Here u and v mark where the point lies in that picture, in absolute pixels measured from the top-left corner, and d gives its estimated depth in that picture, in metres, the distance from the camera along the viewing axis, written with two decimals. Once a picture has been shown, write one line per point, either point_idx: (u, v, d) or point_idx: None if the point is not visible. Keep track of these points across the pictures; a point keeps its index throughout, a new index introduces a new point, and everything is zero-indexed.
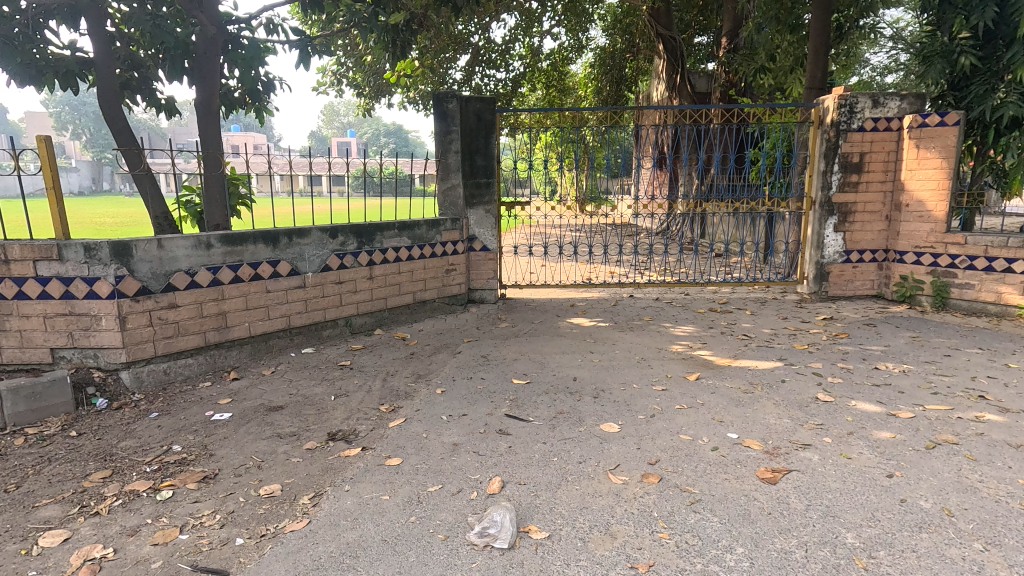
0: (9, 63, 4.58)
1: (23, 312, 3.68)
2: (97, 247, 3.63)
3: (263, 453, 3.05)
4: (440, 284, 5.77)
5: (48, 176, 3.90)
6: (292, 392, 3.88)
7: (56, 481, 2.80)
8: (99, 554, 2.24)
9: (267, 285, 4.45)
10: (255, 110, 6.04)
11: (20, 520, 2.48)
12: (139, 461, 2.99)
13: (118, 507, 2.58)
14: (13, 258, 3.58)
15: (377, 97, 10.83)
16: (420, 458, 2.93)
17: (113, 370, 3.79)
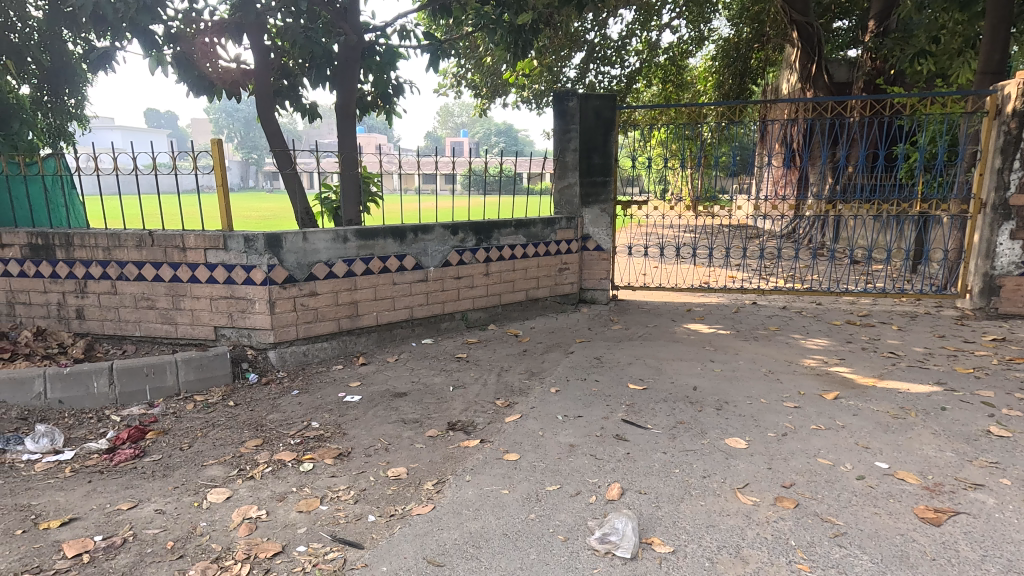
0: (189, 76, 5.27)
1: (194, 294, 4.20)
2: (254, 238, 4.06)
3: (390, 436, 3.24)
4: (553, 283, 5.79)
5: (219, 177, 4.44)
6: (414, 380, 4.09)
7: (218, 445, 3.17)
8: (255, 515, 2.49)
9: (393, 277, 4.72)
10: (385, 113, 6.43)
11: (192, 476, 2.84)
12: (284, 433, 3.30)
13: (269, 473, 2.87)
14: (189, 247, 4.11)
15: (492, 98, 11.05)
16: (537, 456, 2.95)
17: (263, 349, 4.22)
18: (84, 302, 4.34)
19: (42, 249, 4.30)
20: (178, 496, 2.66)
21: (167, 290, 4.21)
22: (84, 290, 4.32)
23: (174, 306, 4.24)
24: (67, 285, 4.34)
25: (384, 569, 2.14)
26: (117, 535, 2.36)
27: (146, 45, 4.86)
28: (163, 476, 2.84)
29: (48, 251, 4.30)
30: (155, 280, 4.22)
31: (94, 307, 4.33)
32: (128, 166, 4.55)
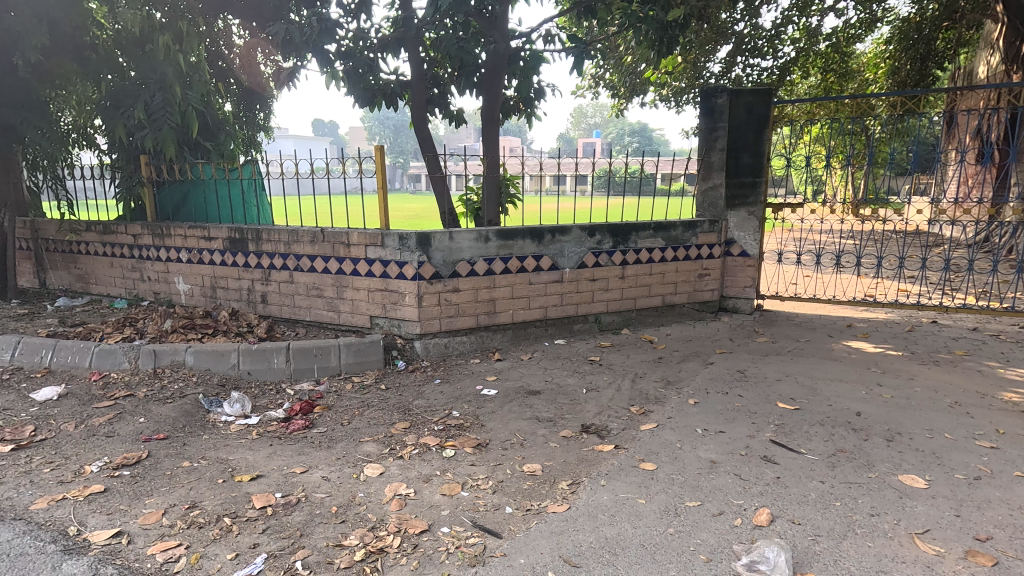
0: (356, 89, 5.85)
1: (355, 286, 4.66)
2: (408, 237, 4.40)
3: (525, 432, 3.33)
4: (692, 288, 5.53)
5: (380, 177, 4.87)
6: (548, 380, 4.14)
7: (372, 424, 3.49)
8: (404, 492, 2.70)
9: (530, 277, 4.84)
10: (526, 117, 6.59)
11: (352, 450, 3.16)
12: (428, 419, 3.54)
13: (415, 455, 3.09)
14: (353, 243, 4.57)
15: (630, 97, 10.78)
16: (675, 468, 2.83)
17: (410, 339, 4.56)
18: (268, 289, 5.02)
19: (239, 242, 5.05)
20: (340, 467, 2.97)
21: (333, 281, 4.72)
22: (269, 279, 5.00)
23: (338, 296, 4.74)
24: (255, 274, 5.05)
25: (522, 562, 2.20)
26: (293, 494, 2.69)
27: (323, 63, 5.48)
28: (329, 447, 3.20)
29: (243, 244, 5.05)
30: (323, 272, 4.75)
31: (275, 293, 5.00)
32: (306, 170, 5.17)
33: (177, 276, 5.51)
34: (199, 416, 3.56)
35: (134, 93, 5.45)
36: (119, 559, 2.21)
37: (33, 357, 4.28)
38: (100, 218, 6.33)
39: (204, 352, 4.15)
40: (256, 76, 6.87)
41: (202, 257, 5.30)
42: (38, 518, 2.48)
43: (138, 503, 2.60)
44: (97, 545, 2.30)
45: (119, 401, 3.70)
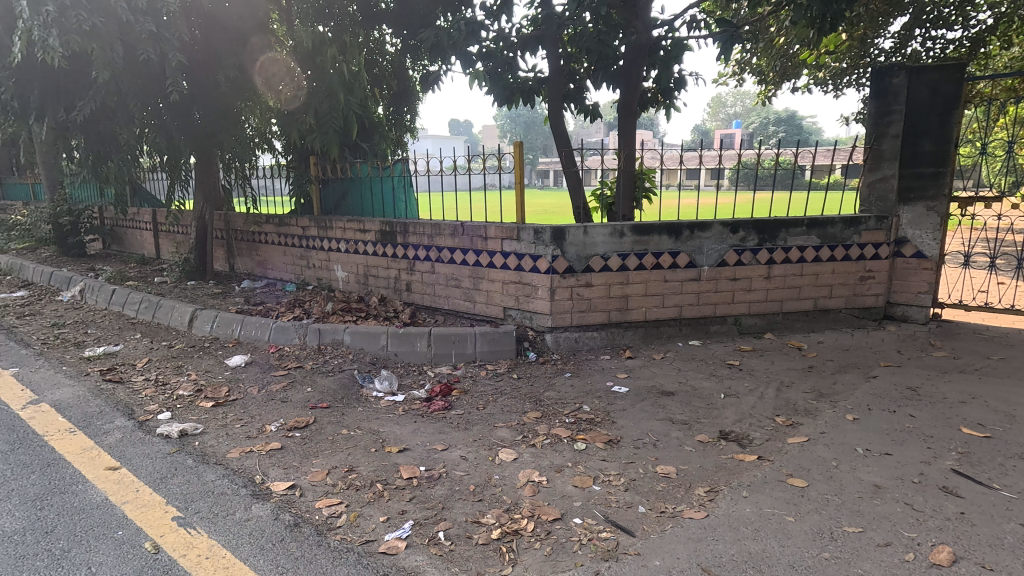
0: (496, 88, 6.06)
1: (490, 277, 4.84)
2: (542, 231, 4.47)
3: (658, 433, 3.23)
4: (850, 292, 4.96)
5: (518, 173, 5.01)
6: (682, 381, 3.98)
7: (506, 411, 3.62)
8: (537, 479, 2.77)
9: (665, 274, 4.68)
10: (664, 108, 6.35)
11: (487, 434, 3.31)
12: (559, 411, 3.59)
13: (547, 444, 3.15)
14: (490, 236, 4.75)
15: (779, 83, 9.91)
16: (830, 488, 2.58)
17: (541, 332, 4.64)
18: (412, 278, 5.41)
19: (389, 234, 5.50)
20: (477, 448, 3.12)
21: (471, 273, 4.96)
22: (413, 269, 5.39)
23: (474, 287, 4.96)
24: (402, 264, 5.48)
25: (657, 564, 2.15)
26: (435, 469, 2.88)
27: (466, 65, 5.76)
28: (466, 429, 3.38)
29: (392, 237, 5.50)
30: (462, 263, 5.01)
31: (418, 282, 5.37)
32: (444, 167, 5.45)
33: (336, 264, 6.16)
34: (354, 390, 3.96)
35: (306, 101, 6.17)
36: (294, 508, 2.53)
37: (226, 330, 5.04)
38: (264, 211, 7.15)
39: (359, 334, 4.60)
40: (405, 80, 7.35)
41: (357, 247, 5.87)
42: (232, 464, 2.92)
43: (307, 462, 2.95)
44: (277, 493, 2.65)
45: (291, 372, 4.24)
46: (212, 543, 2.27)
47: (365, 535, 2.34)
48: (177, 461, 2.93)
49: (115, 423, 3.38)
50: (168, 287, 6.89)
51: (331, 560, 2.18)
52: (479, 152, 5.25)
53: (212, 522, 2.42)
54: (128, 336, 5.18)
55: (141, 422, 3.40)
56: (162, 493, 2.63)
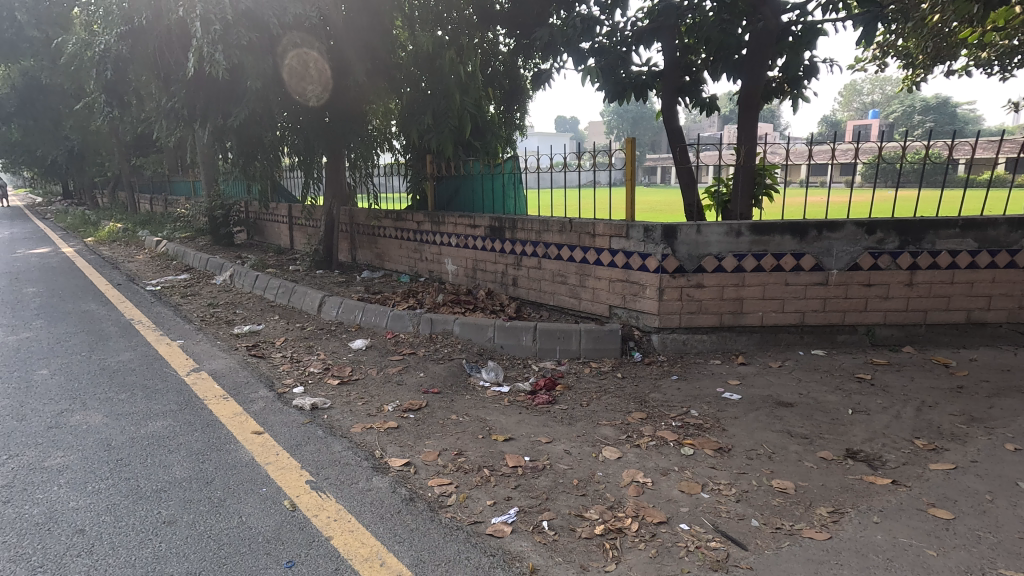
0: (608, 83, 5.98)
1: (597, 275, 4.82)
2: (653, 229, 4.36)
3: (774, 445, 3.05)
4: (1014, 305, 4.32)
5: (629, 170, 4.92)
6: (803, 393, 3.70)
7: (609, 409, 3.60)
8: (642, 480, 2.74)
9: (786, 277, 4.38)
10: (791, 99, 5.90)
11: (591, 430, 3.31)
12: (666, 413, 3.50)
13: (653, 446, 3.09)
14: (598, 233, 4.73)
15: (930, 67, 8.82)
16: (983, 525, 2.28)
17: (648, 332, 4.53)
18: (518, 274, 5.53)
19: (498, 230, 5.67)
20: (580, 444, 3.14)
21: (577, 270, 4.97)
22: (520, 265, 5.51)
23: (580, 283, 4.97)
24: (509, 260, 5.62)
25: None
26: (540, 461, 2.94)
27: (579, 60, 5.74)
28: (570, 424, 3.41)
29: (501, 232, 5.66)
30: (569, 260, 5.03)
31: (524, 278, 5.48)
32: (553, 164, 5.48)
33: (447, 258, 6.45)
34: (463, 378, 4.15)
35: (426, 103, 6.51)
36: (408, 484, 2.71)
37: (349, 315, 5.49)
38: (383, 206, 7.64)
39: (468, 325, 4.79)
40: (517, 79, 7.48)
41: (468, 242, 6.11)
42: (355, 438, 3.19)
43: (420, 443, 3.14)
44: (394, 468, 2.86)
45: (405, 357, 4.52)
46: (339, 508, 2.51)
47: (473, 516, 2.46)
48: (309, 431, 3.26)
49: (259, 392, 3.83)
50: (300, 275, 7.61)
51: (442, 536, 2.32)
52: (589, 149, 5.22)
53: (339, 489, 2.66)
54: (268, 317, 5.81)
55: (279, 393, 3.81)
56: (297, 459, 2.94)
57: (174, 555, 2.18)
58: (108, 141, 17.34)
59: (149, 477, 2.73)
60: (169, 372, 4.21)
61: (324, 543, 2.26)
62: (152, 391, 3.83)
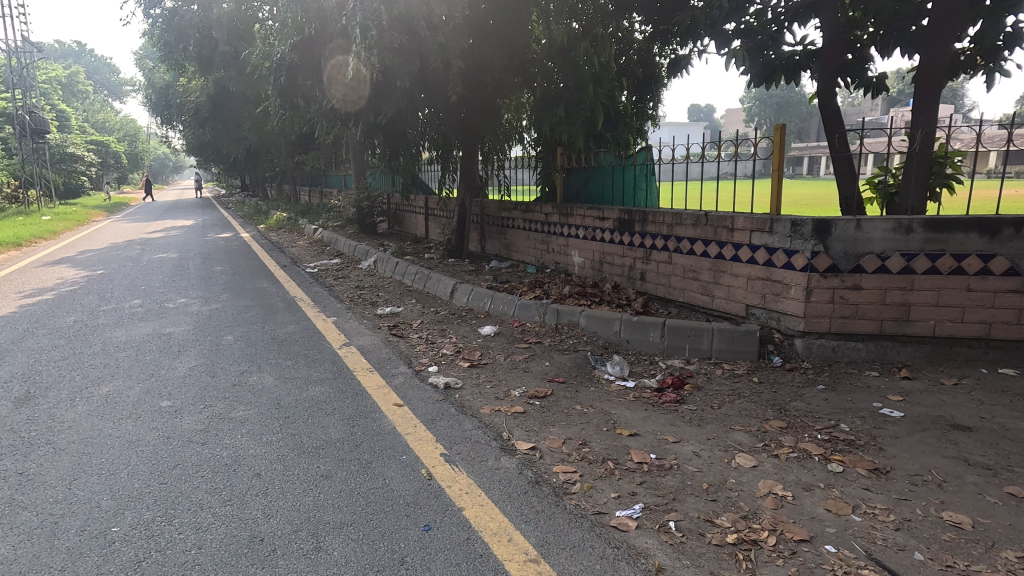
0: (755, 66, 5.55)
1: (734, 272, 4.52)
2: (803, 224, 4.00)
3: (944, 472, 2.67)
4: None
5: (776, 160, 4.53)
6: (985, 417, 3.19)
7: (744, 414, 3.39)
8: (780, 493, 2.55)
9: (969, 282, 3.79)
10: (986, 74, 5.03)
11: (723, 435, 3.14)
12: (809, 425, 3.21)
13: (794, 458, 2.86)
14: (737, 227, 4.44)
15: None
16: None
17: (790, 336, 4.17)
18: (647, 268, 5.39)
19: (629, 223, 5.55)
20: (711, 447, 3.00)
21: (711, 266, 4.71)
22: (649, 259, 5.35)
23: (714, 280, 4.70)
24: (638, 253, 5.49)
25: None
26: (667, 460, 2.86)
27: (721, 44, 5.41)
28: (699, 425, 3.26)
29: (630, 225, 5.55)
30: (703, 255, 4.78)
31: (653, 272, 5.32)
32: (681, 155, 5.26)
33: (574, 250, 6.47)
34: (587, 369, 4.15)
35: (560, 96, 6.54)
36: (535, 467, 2.79)
37: (479, 302, 5.74)
38: (512, 198, 7.83)
39: (594, 317, 4.78)
40: (652, 68, 7.22)
41: (595, 234, 6.08)
42: (484, 419, 3.34)
43: (545, 429, 3.21)
44: (521, 451, 2.96)
45: (532, 346, 4.63)
46: (470, 482, 2.65)
47: (597, 507, 2.46)
48: (443, 407, 3.48)
49: (399, 368, 4.17)
50: (434, 262, 8.09)
51: (568, 521, 2.36)
52: (719, 139, 4.92)
53: (471, 464, 2.82)
54: (406, 300, 6.28)
55: (417, 371, 4.12)
56: (432, 432, 3.15)
57: (330, 505, 2.46)
58: (278, 140, 19.74)
59: (310, 435, 3.11)
60: (325, 344, 4.74)
61: (456, 513, 2.41)
62: (312, 360, 4.34)
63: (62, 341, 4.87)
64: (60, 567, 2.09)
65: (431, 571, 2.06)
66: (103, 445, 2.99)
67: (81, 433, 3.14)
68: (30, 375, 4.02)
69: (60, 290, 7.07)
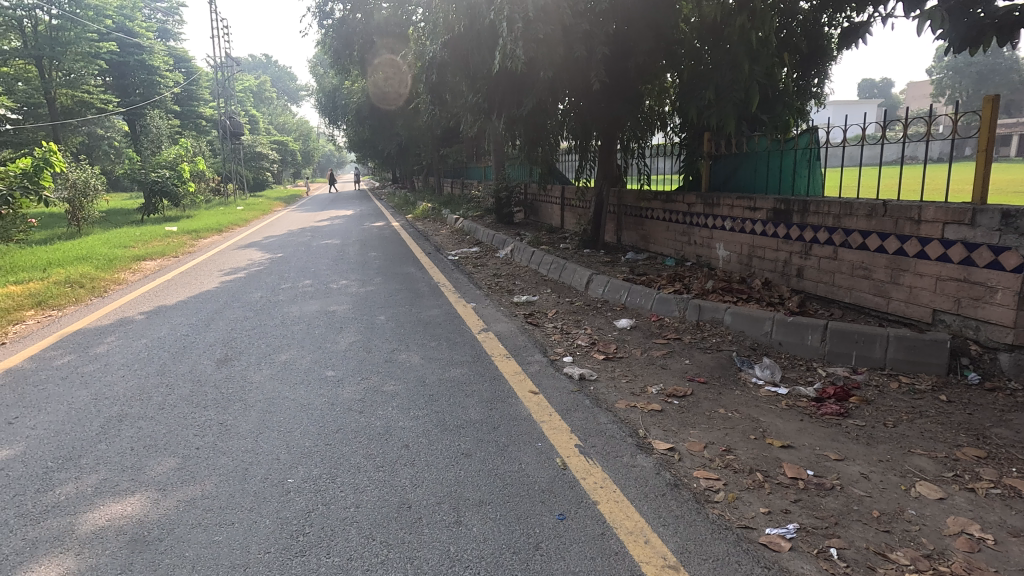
0: (957, 29, 4.68)
1: (918, 271, 3.89)
2: (1018, 215, 3.32)
3: None
4: None
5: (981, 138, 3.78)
6: None
7: (927, 437, 2.91)
8: (977, 535, 2.15)
9: None
10: None
11: (899, 458, 2.73)
12: (1017, 457, 2.68)
13: (996, 496, 2.40)
14: (925, 219, 3.81)
15: None
16: None
17: (992, 349, 3.51)
18: (806, 264, 4.86)
19: (786, 213, 5.05)
20: (883, 470, 2.62)
21: (887, 263, 4.11)
22: (809, 253, 4.82)
23: (890, 280, 4.10)
24: (794, 247, 4.98)
25: None
26: (827, 479, 2.56)
27: (912, 6, 4.64)
28: (869, 444, 2.87)
29: (788, 216, 5.04)
30: (877, 251, 4.19)
31: (813, 268, 4.79)
32: (848, 137, 4.66)
33: (719, 242, 6.05)
34: (732, 371, 3.86)
35: (709, 77, 6.11)
36: (673, 469, 2.66)
37: (615, 294, 5.63)
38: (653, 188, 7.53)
39: (741, 315, 4.43)
40: (819, 40, 6.45)
41: (745, 225, 5.62)
42: (620, 414, 3.27)
43: (685, 431, 3.05)
44: (658, 451, 2.84)
45: (670, 342, 4.43)
46: (605, 476, 2.61)
47: (744, 520, 2.28)
48: (577, 398, 3.47)
49: (535, 356, 4.24)
50: (569, 253, 8.07)
51: (710, 531, 2.22)
52: (898, 117, 4.28)
53: (606, 458, 2.77)
54: (541, 289, 6.36)
55: (552, 360, 4.16)
56: (567, 422, 3.16)
57: (470, 483, 2.58)
58: (425, 135, 21.05)
59: (452, 414, 3.28)
60: (465, 329, 4.97)
61: (591, 506, 2.38)
62: (453, 343, 4.59)
63: (251, 313, 5.68)
64: (250, 507, 2.44)
65: (565, 561, 2.06)
66: (282, 406, 3.44)
67: (265, 393, 3.64)
68: (228, 341, 4.75)
69: (250, 270, 8.27)
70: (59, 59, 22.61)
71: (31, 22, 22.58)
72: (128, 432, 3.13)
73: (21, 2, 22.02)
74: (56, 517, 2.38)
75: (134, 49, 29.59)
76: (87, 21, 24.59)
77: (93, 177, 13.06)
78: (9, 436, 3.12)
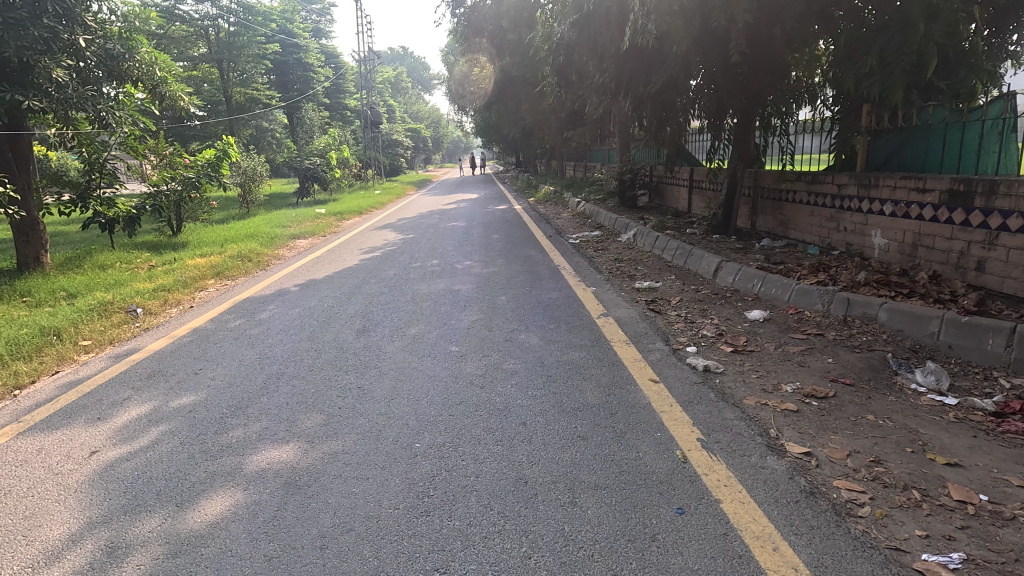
0: None
1: None
2: None
3: None
4: None
5: None
6: None
7: None
8: None
9: None
10: None
11: None
12: None
13: None
14: None
15: None
16: None
17: None
18: (988, 256, 4.15)
19: (966, 196, 4.32)
20: None
21: None
22: (994, 244, 4.10)
23: None
24: (975, 235, 4.26)
25: None
26: (1006, 508, 2.19)
27: None
28: None
29: (968, 199, 4.32)
30: None
31: (998, 261, 4.07)
32: None
33: (876, 229, 5.38)
34: (886, 375, 3.42)
35: (874, 40, 5.37)
36: (809, 476, 2.44)
37: (748, 284, 5.24)
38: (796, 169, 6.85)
39: (900, 313, 3.90)
40: None
41: (910, 210, 4.92)
42: (748, 410, 3.06)
43: (825, 436, 2.77)
44: (792, 454, 2.62)
45: (811, 337, 4.05)
46: (730, 475, 2.47)
47: (894, 541, 2.03)
48: (701, 391, 3.30)
49: (657, 344, 4.11)
50: (697, 238, 7.64)
51: (851, 547, 2.01)
52: None
53: (731, 456, 2.61)
54: (665, 276, 6.10)
55: (675, 349, 3.99)
56: (689, 415, 3.02)
57: (585, 465, 2.58)
58: (549, 118, 21.09)
59: (569, 396, 3.30)
60: (585, 313, 4.95)
61: (713, 503, 2.27)
62: (572, 326, 4.59)
63: (385, 289, 6.15)
64: (382, 465, 2.65)
65: (683, 556, 1.99)
66: (410, 376, 3.69)
67: (397, 363, 3.93)
68: (366, 314, 5.20)
69: (385, 249, 8.93)
70: (235, 62, 25.90)
71: (214, 30, 25.91)
72: (284, 389, 3.56)
73: (208, 13, 25.28)
74: (229, 456, 2.79)
75: (293, 48, 32.96)
76: (257, 26, 27.84)
77: (260, 164, 14.80)
78: (196, 384, 3.70)
